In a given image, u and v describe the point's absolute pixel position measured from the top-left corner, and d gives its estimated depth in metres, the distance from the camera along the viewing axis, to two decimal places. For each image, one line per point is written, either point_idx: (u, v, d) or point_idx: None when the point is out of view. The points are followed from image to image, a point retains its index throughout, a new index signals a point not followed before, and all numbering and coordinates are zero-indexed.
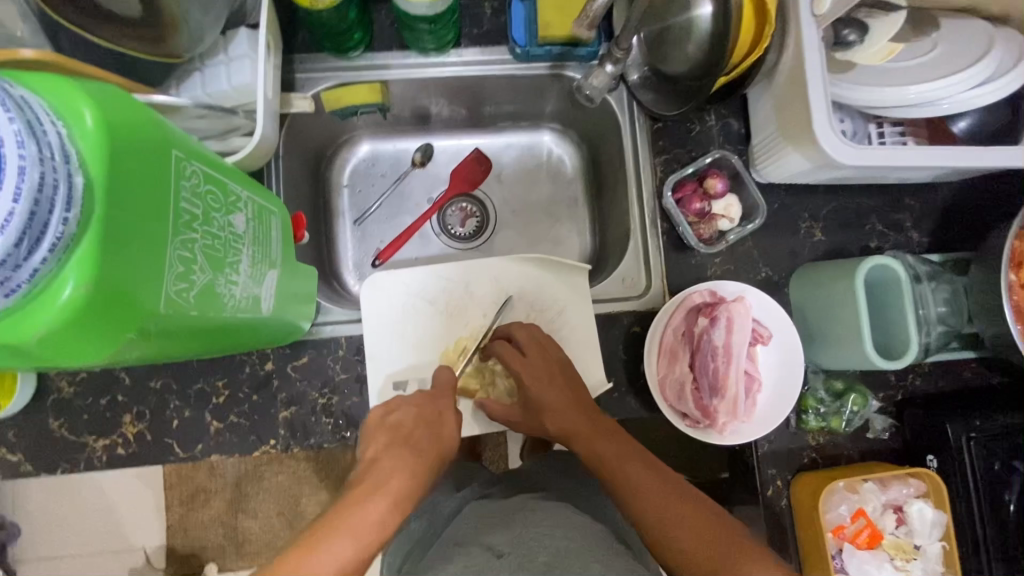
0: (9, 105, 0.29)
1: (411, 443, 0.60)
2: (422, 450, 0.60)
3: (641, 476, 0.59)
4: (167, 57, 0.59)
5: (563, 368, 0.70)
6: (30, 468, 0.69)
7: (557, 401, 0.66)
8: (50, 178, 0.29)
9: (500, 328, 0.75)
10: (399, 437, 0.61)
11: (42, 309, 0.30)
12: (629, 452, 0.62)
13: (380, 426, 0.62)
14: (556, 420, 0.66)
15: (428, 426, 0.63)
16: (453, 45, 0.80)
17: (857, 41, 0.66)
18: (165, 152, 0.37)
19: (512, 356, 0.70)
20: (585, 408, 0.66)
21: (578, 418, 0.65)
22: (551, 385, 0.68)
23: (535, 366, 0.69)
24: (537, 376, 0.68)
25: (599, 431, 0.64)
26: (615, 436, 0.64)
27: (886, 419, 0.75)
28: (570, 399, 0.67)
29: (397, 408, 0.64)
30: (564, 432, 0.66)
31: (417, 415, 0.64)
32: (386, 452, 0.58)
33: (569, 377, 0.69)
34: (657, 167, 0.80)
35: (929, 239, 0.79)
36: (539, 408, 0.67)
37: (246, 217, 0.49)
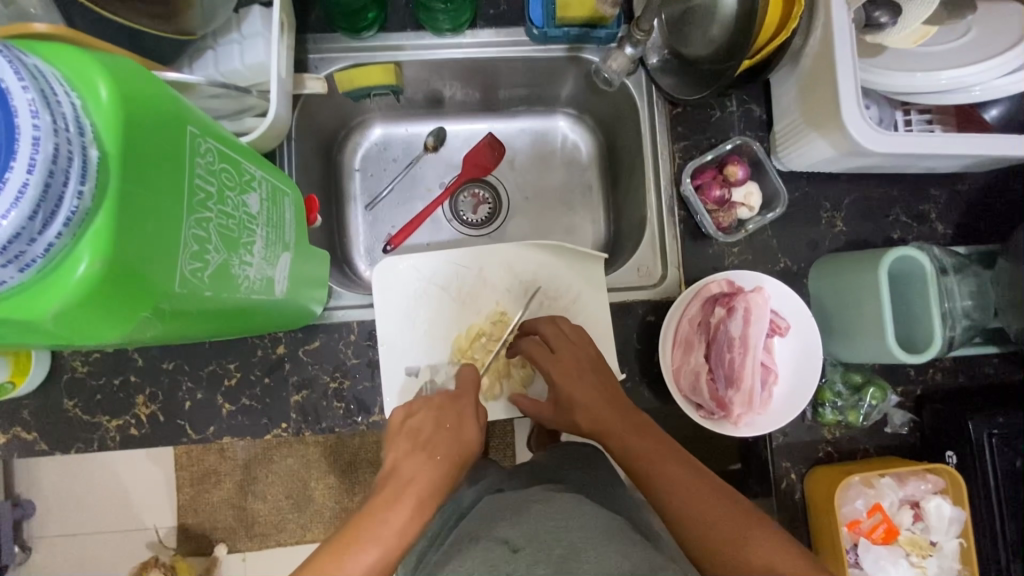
0: (23, 74, 0.28)
1: (431, 448, 0.59)
2: (445, 451, 0.59)
3: (674, 473, 0.58)
4: (179, 33, 0.58)
5: (596, 365, 0.68)
6: (45, 447, 0.69)
7: (584, 394, 0.65)
8: (64, 151, 0.28)
9: (527, 322, 0.73)
10: (419, 444, 0.60)
11: (58, 285, 0.30)
12: (662, 449, 0.60)
13: (401, 430, 0.61)
14: (586, 415, 0.65)
15: (450, 427, 0.62)
16: (469, 26, 0.78)
17: (891, 23, 0.62)
18: (181, 128, 0.36)
19: (539, 352, 0.70)
20: (615, 401, 0.65)
21: (607, 413, 0.64)
22: (579, 377, 0.66)
23: (562, 360, 0.68)
24: (567, 370, 0.67)
25: (629, 427, 0.62)
26: (644, 432, 0.62)
27: (904, 414, 0.74)
28: (600, 395, 0.65)
29: (419, 409, 0.64)
30: (592, 427, 0.64)
31: (436, 420, 0.63)
32: (408, 458, 0.58)
33: (602, 373, 0.67)
34: (675, 153, 0.78)
35: (954, 230, 0.77)
36: (564, 402, 0.67)
37: (260, 197, 0.48)
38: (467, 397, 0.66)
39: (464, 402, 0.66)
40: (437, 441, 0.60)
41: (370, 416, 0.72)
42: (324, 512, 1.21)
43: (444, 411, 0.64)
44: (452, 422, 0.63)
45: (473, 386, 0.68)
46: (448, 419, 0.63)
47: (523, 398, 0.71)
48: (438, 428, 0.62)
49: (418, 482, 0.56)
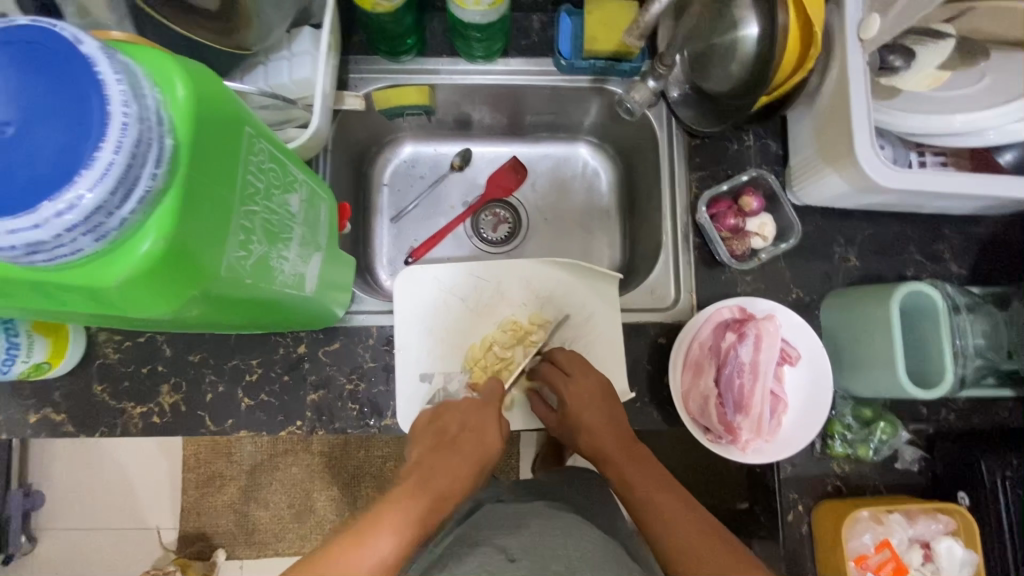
0: (118, 69, 0.31)
1: (455, 447, 0.62)
2: (469, 450, 0.62)
3: (672, 508, 0.59)
4: (235, 47, 0.64)
5: (606, 392, 0.69)
6: (71, 429, 0.73)
7: (596, 422, 0.67)
8: (146, 137, 0.31)
9: (552, 351, 0.74)
10: (444, 441, 0.62)
11: (121, 259, 0.32)
12: (662, 483, 0.62)
13: (429, 428, 0.65)
14: (587, 439, 0.67)
15: (473, 429, 0.64)
16: (501, 54, 0.83)
17: (904, 67, 0.65)
18: (238, 128, 0.40)
19: (555, 376, 0.71)
20: (620, 434, 0.66)
21: (609, 442, 0.66)
22: (590, 403, 0.68)
23: (580, 386, 0.69)
24: (578, 396, 0.68)
25: (632, 458, 0.64)
26: (643, 462, 0.64)
27: (915, 451, 0.73)
28: (607, 423, 0.67)
29: (446, 412, 0.66)
30: (595, 451, 0.66)
31: (463, 421, 0.65)
32: (431, 455, 0.61)
33: (610, 402, 0.69)
34: (692, 183, 0.80)
35: (969, 271, 0.78)
36: (574, 426, 0.68)
37: (300, 198, 0.52)
38: (492, 405, 0.67)
39: (487, 412, 0.67)
40: (461, 440, 0.63)
41: (383, 419, 0.74)
42: (324, 523, 1.27)
43: (469, 414, 0.66)
44: (474, 424, 0.65)
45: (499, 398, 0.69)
46: (471, 422, 0.65)
47: (537, 402, 0.73)
48: (462, 429, 0.65)
49: (439, 478, 0.58)
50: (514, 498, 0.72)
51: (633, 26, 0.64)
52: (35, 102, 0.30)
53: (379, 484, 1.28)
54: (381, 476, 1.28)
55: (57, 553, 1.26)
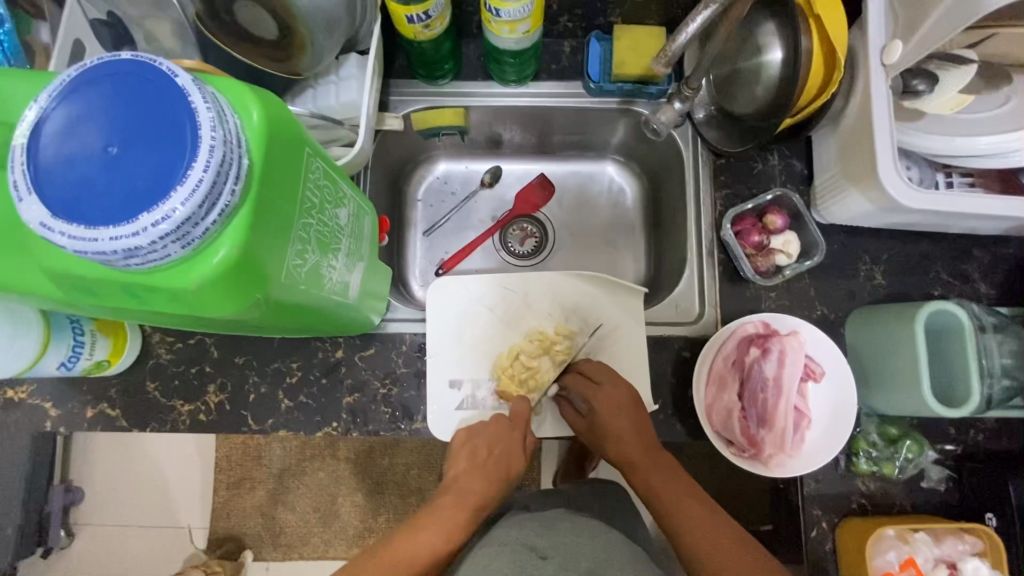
0: (207, 97, 0.35)
1: (486, 468, 0.67)
2: (499, 471, 0.67)
3: (696, 514, 0.62)
4: (291, 74, 0.68)
5: (635, 401, 0.71)
6: (125, 423, 0.78)
7: (622, 430, 0.69)
8: (230, 157, 0.35)
9: (582, 362, 0.77)
10: (476, 464, 0.67)
11: (203, 263, 0.37)
12: (685, 490, 0.65)
13: (461, 449, 0.69)
14: (615, 446, 0.69)
15: (501, 450, 0.69)
16: (533, 78, 0.88)
17: (928, 91, 0.66)
18: (300, 149, 0.44)
19: (585, 385, 0.74)
20: (647, 442, 0.69)
21: (636, 450, 0.68)
22: (619, 411, 0.70)
23: (610, 395, 0.71)
24: (607, 405, 0.71)
25: (657, 465, 0.67)
26: (668, 469, 0.67)
27: (943, 471, 0.73)
28: (635, 431, 0.69)
29: (476, 433, 0.70)
30: (623, 458, 0.69)
31: (493, 439, 0.70)
32: (464, 473, 0.66)
33: (638, 413, 0.71)
34: (717, 201, 0.82)
35: (997, 291, 0.78)
36: (602, 431, 0.71)
37: (348, 212, 0.56)
38: (518, 430, 0.71)
39: (515, 435, 0.71)
40: (491, 461, 0.67)
41: (414, 423, 0.77)
42: (348, 529, 1.31)
43: (498, 434, 0.70)
44: (504, 445, 0.69)
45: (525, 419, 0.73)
46: (499, 442, 0.70)
47: (567, 409, 0.76)
48: (492, 448, 0.69)
49: (471, 496, 0.63)
50: (538, 505, 0.74)
51: (660, 55, 0.65)
52: (135, 126, 0.34)
53: (402, 492, 1.31)
54: (404, 484, 1.31)
55: (96, 548, 1.32)
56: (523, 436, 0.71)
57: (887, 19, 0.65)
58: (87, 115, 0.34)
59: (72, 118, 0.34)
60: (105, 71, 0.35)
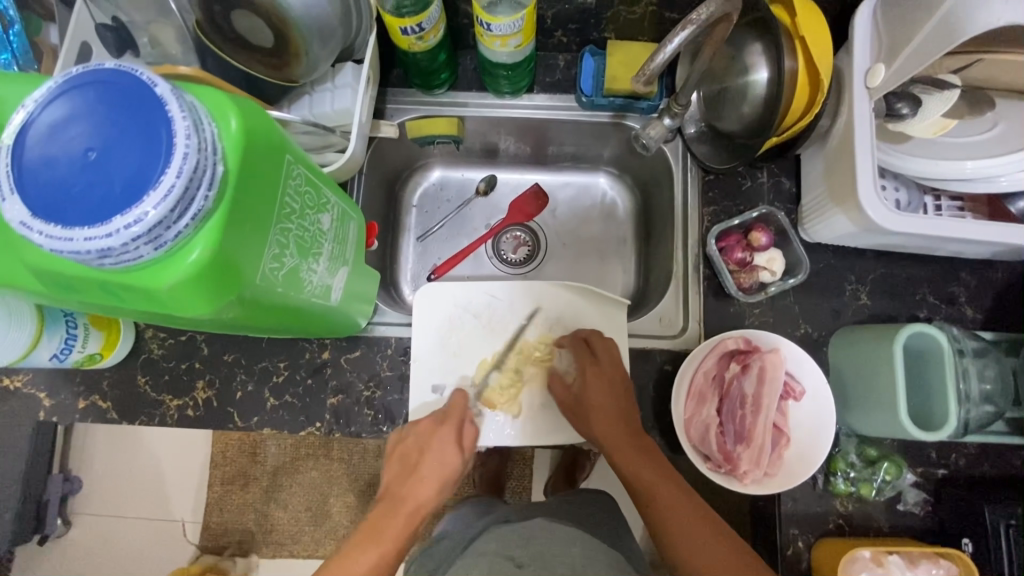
0: (184, 106, 0.36)
1: (417, 472, 0.68)
2: (429, 473, 0.68)
3: (668, 495, 0.65)
4: (286, 80, 0.70)
5: (627, 381, 0.74)
6: (115, 416, 0.80)
7: (609, 407, 0.72)
8: (203, 164, 0.36)
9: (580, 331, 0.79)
10: (408, 468, 0.68)
11: (177, 264, 0.38)
12: (660, 471, 0.67)
13: (394, 453, 0.70)
14: (597, 420, 0.72)
15: (430, 452, 0.69)
16: (527, 90, 0.89)
17: (911, 114, 0.67)
18: (280, 156, 0.45)
19: (583, 358, 0.76)
20: (630, 423, 0.71)
21: (618, 426, 0.70)
22: (611, 389, 0.72)
23: (604, 370, 0.74)
24: (599, 378, 0.73)
25: (632, 445, 0.69)
26: (643, 449, 0.69)
27: (920, 494, 0.72)
28: (617, 409, 0.72)
29: (406, 436, 0.71)
30: (605, 435, 0.71)
31: (422, 440, 0.70)
32: (398, 480, 0.68)
33: (626, 390, 0.73)
34: (705, 217, 0.83)
35: (984, 315, 0.78)
36: (587, 404, 0.73)
37: (331, 217, 0.57)
38: (445, 425, 0.71)
39: (444, 432, 0.71)
40: (422, 464, 0.68)
41: (396, 426, 0.79)
42: (338, 528, 1.32)
43: (428, 435, 0.71)
44: (434, 447, 0.70)
45: (458, 413, 0.73)
46: (429, 443, 0.70)
47: (557, 383, 0.77)
48: (422, 451, 0.70)
49: (410, 500, 0.66)
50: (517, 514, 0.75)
51: (640, 71, 0.62)
52: (115, 130, 0.36)
53: None
54: None
55: (91, 536, 1.35)
56: (456, 428, 0.72)
57: (873, 42, 0.66)
58: (71, 118, 0.36)
59: (56, 121, 0.36)
60: (90, 77, 0.36)
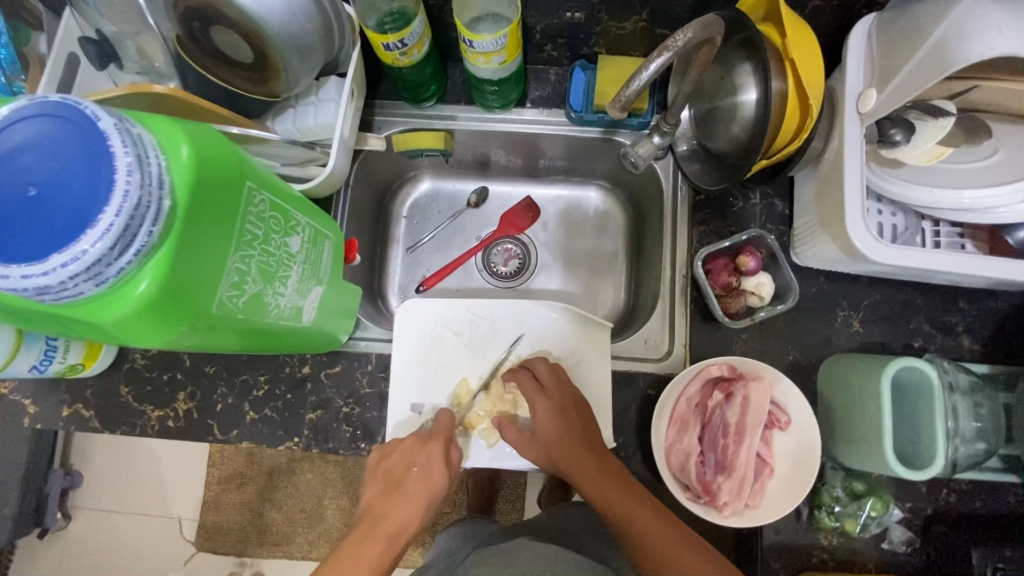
0: (127, 142, 0.36)
1: (403, 490, 0.66)
2: (416, 492, 0.66)
3: (644, 518, 0.64)
4: (268, 95, 0.71)
5: (580, 407, 0.72)
6: (98, 424, 0.80)
7: (567, 436, 0.69)
8: (146, 200, 0.36)
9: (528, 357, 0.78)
10: (393, 486, 0.66)
11: (123, 298, 0.38)
12: (631, 493, 0.66)
13: (378, 469, 0.68)
14: (558, 451, 0.69)
15: (419, 470, 0.67)
16: (516, 103, 0.88)
17: (904, 141, 0.65)
18: (240, 183, 0.45)
19: (530, 388, 0.73)
20: (593, 447, 0.69)
21: (580, 452, 0.68)
22: (564, 416, 0.70)
23: (553, 397, 0.72)
24: (550, 407, 0.71)
25: (599, 471, 0.67)
26: (611, 473, 0.67)
27: (906, 532, 0.70)
28: (576, 436, 0.69)
29: (393, 451, 0.69)
30: (569, 464, 0.69)
31: (409, 459, 0.68)
32: (381, 499, 0.66)
33: (582, 414, 0.71)
34: (693, 238, 0.81)
35: (981, 346, 0.75)
36: (543, 436, 0.70)
37: (302, 239, 0.57)
38: (436, 440, 0.69)
39: (433, 448, 0.69)
40: (409, 482, 0.66)
41: (373, 444, 0.78)
42: (331, 530, 1.32)
43: (415, 452, 0.68)
44: (422, 463, 0.67)
45: (447, 432, 0.71)
46: (418, 461, 0.68)
47: (508, 425, 0.72)
48: (409, 469, 0.68)
49: (393, 522, 0.64)
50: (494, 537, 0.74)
51: (616, 98, 0.63)
52: (59, 164, 0.36)
53: None
54: None
55: (89, 532, 1.37)
56: (444, 445, 0.69)
57: (866, 66, 0.64)
58: (16, 151, 0.36)
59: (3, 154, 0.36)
60: (39, 110, 0.37)
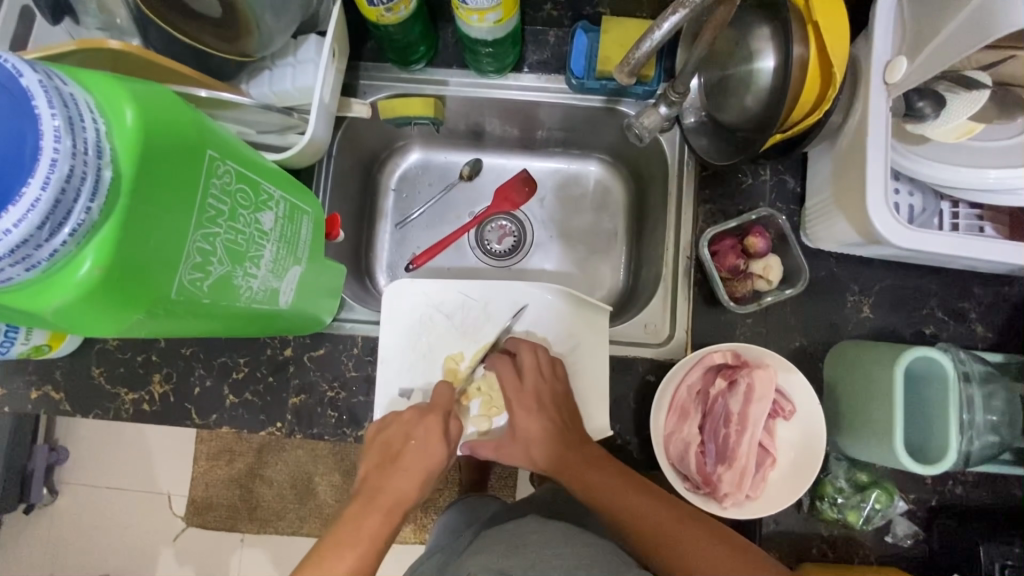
0: (55, 102, 0.32)
1: (399, 463, 0.62)
2: (414, 465, 0.62)
3: (641, 502, 0.61)
4: (240, 54, 0.64)
5: (558, 400, 0.68)
6: (69, 407, 0.76)
7: (548, 435, 0.66)
8: (79, 171, 0.32)
9: (508, 340, 0.74)
10: (389, 460, 0.62)
11: (61, 283, 0.34)
12: (624, 480, 0.62)
13: (375, 442, 0.64)
14: (542, 452, 0.66)
15: (417, 442, 0.63)
16: (513, 68, 0.82)
17: (932, 114, 0.60)
18: (199, 152, 0.40)
19: (506, 382, 0.70)
20: (576, 440, 0.66)
21: (564, 450, 0.65)
22: (543, 413, 0.67)
23: (530, 391, 0.68)
24: (526, 403, 0.68)
25: (586, 466, 0.63)
26: (601, 465, 0.64)
27: (910, 525, 0.68)
28: (557, 434, 0.66)
29: (390, 424, 0.65)
30: (553, 464, 0.65)
31: (405, 431, 0.64)
32: (377, 471, 0.62)
33: (562, 408, 0.68)
34: (699, 216, 0.77)
35: (995, 334, 0.72)
36: (523, 437, 0.67)
37: (276, 216, 0.52)
38: (434, 412, 0.66)
39: (432, 420, 0.65)
40: (407, 455, 0.62)
41: (360, 429, 0.75)
42: (323, 507, 1.29)
43: (413, 424, 0.65)
44: (421, 437, 0.64)
45: (447, 404, 0.68)
46: (416, 433, 0.64)
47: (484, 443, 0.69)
48: (407, 440, 0.64)
49: (391, 494, 0.60)
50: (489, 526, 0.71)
51: (624, 62, 0.58)
52: None
53: None
54: None
55: (75, 507, 1.34)
56: (442, 418, 0.66)
57: (895, 30, 0.59)
58: None
59: None
60: None
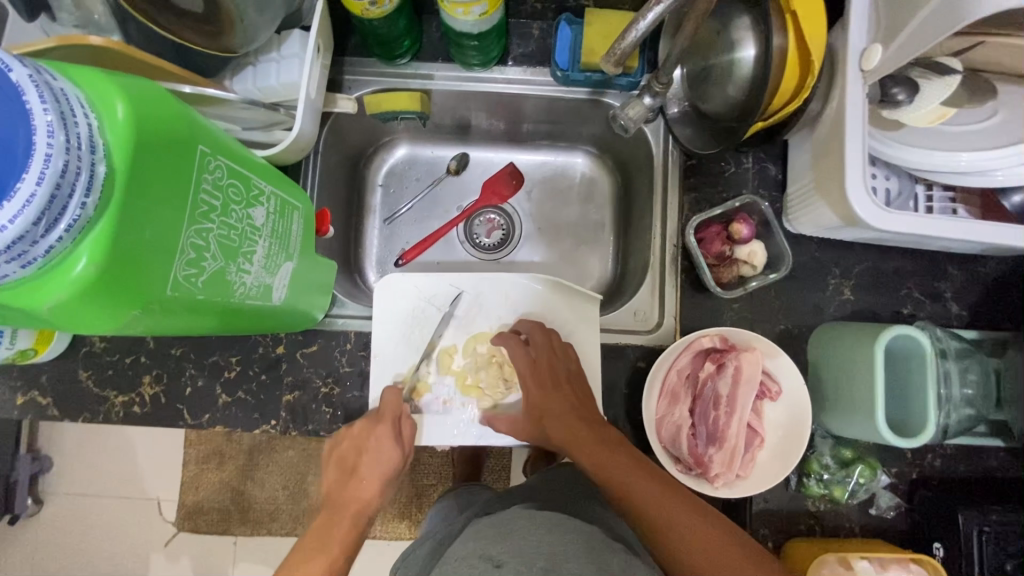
0: (47, 98, 0.32)
1: (356, 476, 0.63)
2: (372, 473, 0.63)
3: (637, 479, 0.61)
4: (221, 50, 0.63)
5: (573, 379, 0.70)
6: (56, 413, 0.75)
7: (563, 408, 0.68)
8: (73, 166, 0.32)
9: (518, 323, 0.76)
10: (346, 474, 0.63)
11: (56, 280, 0.34)
12: (627, 456, 0.63)
13: (330, 459, 0.65)
14: (555, 424, 0.67)
15: (370, 452, 0.64)
16: (497, 62, 0.82)
17: (907, 100, 0.62)
18: (190, 147, 0.40)
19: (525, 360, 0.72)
20: (589, 416, 0.67)
21: (575, 425, 0.66)
22: (559, 388, 0.69)
23: (546, 368, 0.71)
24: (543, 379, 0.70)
25: (594, 438, 0.65)
26: (604, 441, 0.65)
27: (893, 497, 0.71)
28: (570, 408, 0.68)
29: (341, 439, 0.65)
30: (563, 437, 0.67)
31: (355, 444, 0.65)
32: (336, 487, 0.63)
33: (575, 386, 0.70)
34: (684, 204, 0.78)
35: (970, 313, 0.75)
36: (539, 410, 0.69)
37: (267, 211, 0.52)
38: (383, 419, 0.66)
39: (382, 428, 0.65)
40: (363, 467, 0.63)
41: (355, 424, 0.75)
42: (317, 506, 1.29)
43: (362, 435, 0.65)
44: (373, 446, 0.64)
45: (394, 411, 0.67)
46: (368, 444, 0.64)
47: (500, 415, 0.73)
48: (360, 452, 0.64)
49: (354, 505, 0.61)
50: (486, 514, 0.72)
51: (609, 52, 0.59)
52: None
53: None
54: None
55: (62, 516, 1.32)
56: (393, 424, 0.66)
57: (869, 18, 0.60)
58: None
59: None
60: None
